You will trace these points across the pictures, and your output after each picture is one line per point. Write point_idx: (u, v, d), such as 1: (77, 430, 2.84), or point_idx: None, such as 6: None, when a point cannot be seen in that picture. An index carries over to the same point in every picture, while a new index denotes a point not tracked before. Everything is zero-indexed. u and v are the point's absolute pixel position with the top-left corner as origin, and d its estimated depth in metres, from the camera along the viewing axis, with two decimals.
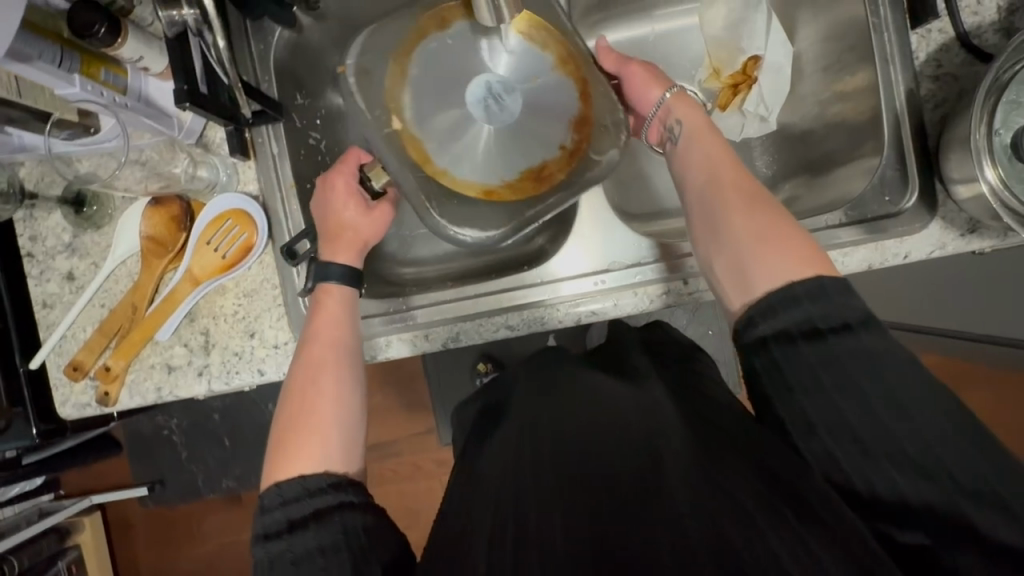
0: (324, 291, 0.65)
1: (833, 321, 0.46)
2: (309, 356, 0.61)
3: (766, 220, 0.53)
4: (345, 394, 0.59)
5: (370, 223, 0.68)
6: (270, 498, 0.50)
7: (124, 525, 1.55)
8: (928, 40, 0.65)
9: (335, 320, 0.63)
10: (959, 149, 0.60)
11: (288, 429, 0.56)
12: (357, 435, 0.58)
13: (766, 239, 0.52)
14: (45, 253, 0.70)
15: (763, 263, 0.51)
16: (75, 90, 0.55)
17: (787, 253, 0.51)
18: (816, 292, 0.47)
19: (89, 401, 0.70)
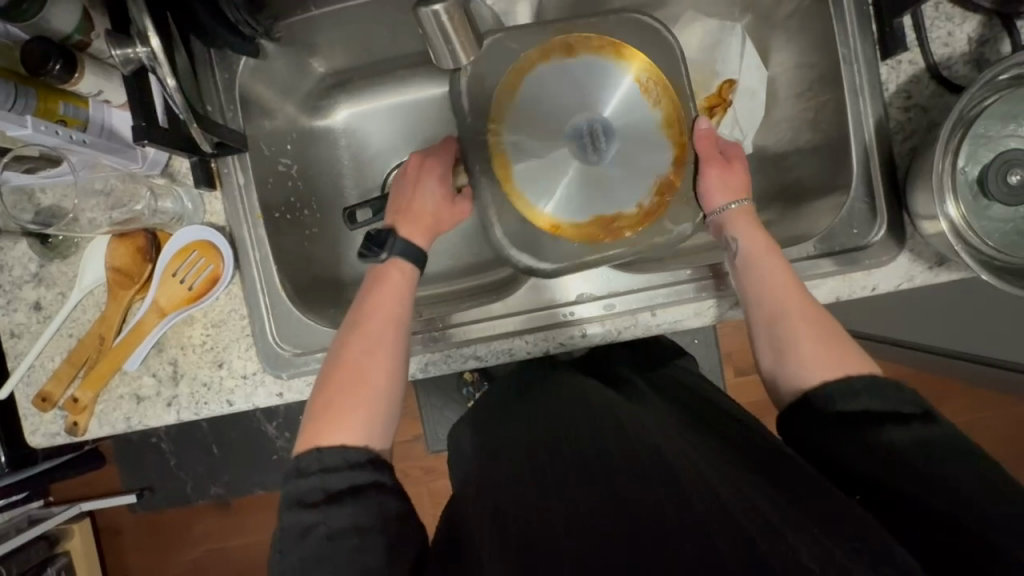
0: (394, 265, 0.64)
1: (891, 412, 0.49)
2: (366, 326, 0.60)
3: (833, 346, 0.54)
4: (398, 371, 0.59)
5: (443, 210, 0.69)
6: (309, 461, 0.52)
7: (113, 531, 1.56)
8: (899, 71, 0.65)
9: (398, 293, 0.62)
10: (923, 184, 0.59)
11: (335, 394, 0.56)
12: (396, 412, 0.59)
13: (830, 347, 0.54)
14: (12, 283, 0.69)
15: (821, 367, 0.54)
16: (28, 131, 0.53)
17: (842, 355, 0.54)
18: (873, 391, 0.51)
19: (57, 430, 0.69)
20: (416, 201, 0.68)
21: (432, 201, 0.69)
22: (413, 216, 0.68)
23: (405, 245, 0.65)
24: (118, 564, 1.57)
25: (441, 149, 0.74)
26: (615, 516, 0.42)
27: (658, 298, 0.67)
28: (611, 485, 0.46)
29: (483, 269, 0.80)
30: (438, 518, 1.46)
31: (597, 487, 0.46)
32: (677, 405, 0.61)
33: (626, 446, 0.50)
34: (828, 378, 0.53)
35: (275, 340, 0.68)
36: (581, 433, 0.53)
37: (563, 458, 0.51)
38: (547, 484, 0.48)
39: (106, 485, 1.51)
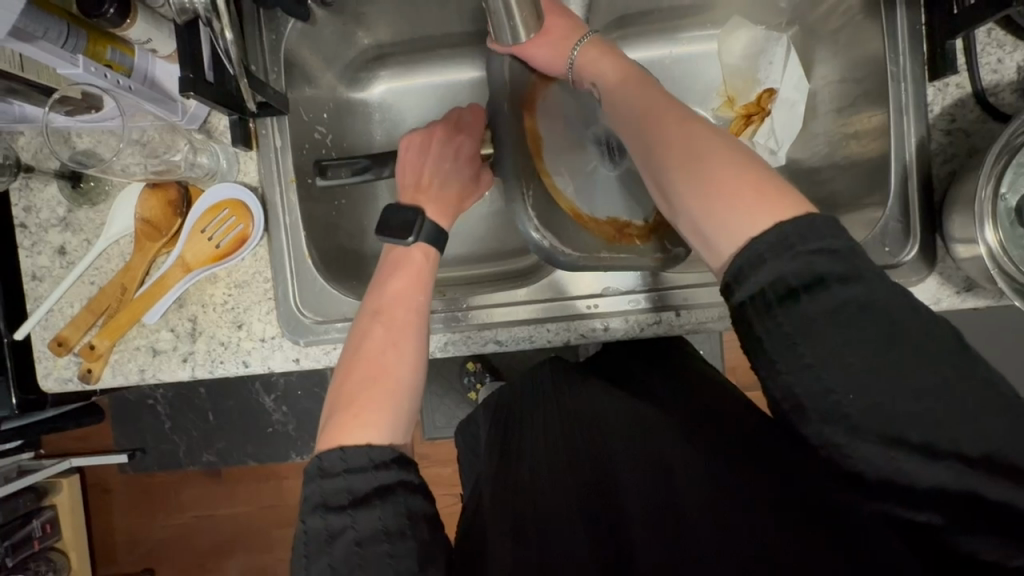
0: (419, 248, 0.64)
1: (831, 272, 0.42)
2: (389, 317, 0.60)
3: (713, 174, 0.48)
4: (421, 365, 0.58)
5: (467, 186, 0.69)
6: (332, 461, 0.49)
7: (102, 489, 1.55)
8: (944, 94, 0.65)
9: (420, 278, 0.62)
10: (962, 208, 0.59)
11: (360, 392, 0.55)
12: (416, 410, 0.58)
13: (714, 179, 0.47)
14: (38, 225, 0.69)
15: (739, 202, 0.46)
16: (79, 71, 0.54)
17: (749, 189, 0.46)
18: (799, 234, 0.43)
19: (70, 376, 0.69)
20: (434, 175, 0.68)
21: (456, 176, 0.69)
22: (433, 193, 0.67)
23: (433, 231, 0.65)
24: (104, 522, 1.57)
25: (471, 118, 0.72)
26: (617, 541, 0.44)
27: (681, 298, 0.67)
28: (616, 500, 0.47)
29: (511, 255, 0.80)
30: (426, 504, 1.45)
31: (605, 506, 0.46)
32: (691, 393, 0.61)
33: (625, 445, 0.51)
34: (747, 223, 0.45)
35: (297, 305, 0.68)
36: (604, 435, 0.54)
37: (572, 465, 0.52)
38: (554, 494, 0.49)
39: (98, 442, 1.50)
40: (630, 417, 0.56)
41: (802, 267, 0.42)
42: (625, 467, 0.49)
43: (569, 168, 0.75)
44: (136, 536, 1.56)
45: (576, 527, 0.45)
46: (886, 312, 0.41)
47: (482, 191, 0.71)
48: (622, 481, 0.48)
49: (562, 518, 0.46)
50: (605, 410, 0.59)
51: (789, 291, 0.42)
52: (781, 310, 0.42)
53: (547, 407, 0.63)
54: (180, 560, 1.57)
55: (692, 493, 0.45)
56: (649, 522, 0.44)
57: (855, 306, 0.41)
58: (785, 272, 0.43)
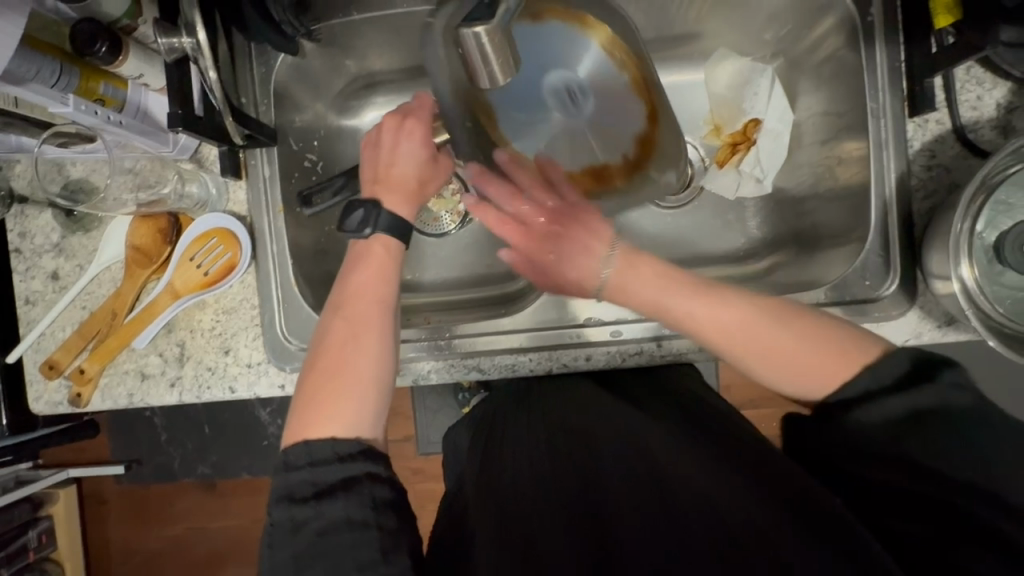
0: (379, 240, 0.60)
1: (876, 386, 0.47)
2: (352, 306, 0.57)
3: (786, 344, 0.51)
4: (387, 356, 0.56)
5: (428, 171, 0.64)
6: (297, 455, 0.49)
7: (98, 499, 1.56)
8: (925, 130, 0.65)
9: (388, 263, 0.59)
10: (938, 245, 0.60)
11: (324, 383, 0.54)
12: (387, 396, 0.55)
13: (783, 354, 0.51)
14: (32, 250, 0.71)
15: (811, 366, 0.50)
16: (68, 109, 0.56)
17: (816, 350, 0.50)
18: (877, 384, 0.47)
19: (61, 399, 0.70)
20: (395, 163, 0.63)
21: (413, 163, 0.63)
22: (394, 183, 0.62)
23: (391, 221, 0.61)
24: (99, 533, 1.57)
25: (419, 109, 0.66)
26: (600, 541, 0.43)
27: (663, 329, 0.68)
28: (603, 509, 0.46)
29: (498, 280, 0.81)
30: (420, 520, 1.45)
31: (585, 513, 0.46)
32: (673, 409, 0.60)
33: (614, 463, 0.51)
34: (829, 382, 0.50)
35: (283, 332, 0.69)
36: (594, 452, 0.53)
37: (551, 477, 0.51)
38: (533, 506, 0.48)
39: (96, 453, 1.51)
40: (615, 433, 0.56)
41: (897, 391, 0.46)
42: (607, 484, 0.49)
43: (528, 122, 0.69)
44: (131, 547, 1.57)
45: (559, 536, 0.44)
46: (943, 411, 0.44)
47: (445, 170, 0.66)
48: (603, 494, 0.47)
49: (542, 524, 0.45)
50: (596, 426, 0.57)
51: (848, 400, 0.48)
52: (859, 407, 0.47)
53: (538, 417, 0.62)
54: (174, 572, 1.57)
55: (678, 504, 0.44)
56: (633, 526, 0.43)
57: (906, 412, 0.45)
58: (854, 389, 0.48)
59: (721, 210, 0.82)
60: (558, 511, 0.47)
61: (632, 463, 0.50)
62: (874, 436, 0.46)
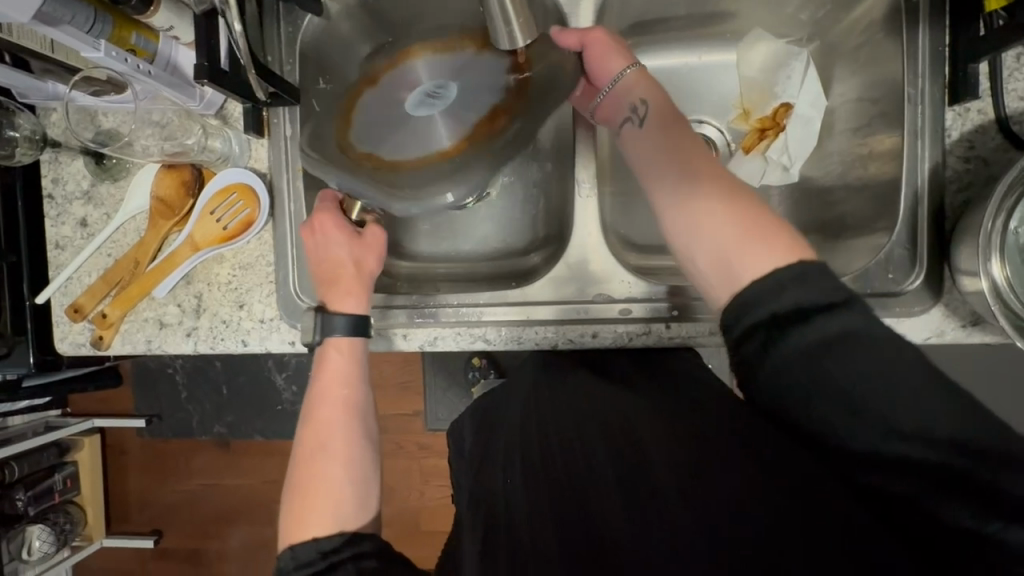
0: (331, 346, 0.63)
1: (796, 308, 0.47)
2: (317, 416, 0.61)
3: (722, 208, 0.55)
4: (355, 456, 0.60)
5: (362, 251, 0.66)
6: (286, 560, 0.53)
7: (119, 450, 1.63)
8: (965, 119, 0.62)
9: (351, 360, 0.63)
10: (969, 240, 0.57)
11: (302, 494, 0.57)
12: (362, 493, 0.58)
13: (723, 227, 0.54)
14: (64, 197, 0.74)
15: (736, 237, 0.53)
16: (100, 54, 0.56)
17: (740, 219, 0.53)
18: (796, 278, 0.48)
19: (84, 341, 0.73)
20: (333, 256, 0.65)
21: (347, 252, 0.65)
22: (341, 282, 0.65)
23: (350, 322, 0.63)
24: (118, 483, 1.64)
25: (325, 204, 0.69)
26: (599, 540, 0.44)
27: (674, 310, 0.67)
28: (595, 506, 0.47)
29: (511, 256, 0.81)
30: (425, 494, 1.47)
31: (577, 508, 0.47)
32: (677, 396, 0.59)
33: (608, 458, 0.51)
34: (756, 262, 0.51)
35: (296, 290, 0.70)
36: (587, 439, 0.54)
37: (541, 478, 0.52)
38: (525, 509, 0.49)
39: (119, 405, 1.57)
40: (606, 424, 0.56)
41: (819, 295, 0.47)
42: (599, 478, 0.49)
43: (405, 140, 0.63)
44: (148, 499, 1.63)
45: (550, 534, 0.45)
46: (859, 333, 0.45)
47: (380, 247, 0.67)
48: (597, 492, 0.48)
49: (533, 522, 0.47)
50: (597, 416, 0.57)
51: (775, 319, 0.48)
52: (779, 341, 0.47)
53: (542, 407, 0.62)
54: (187, 525, 1.63)
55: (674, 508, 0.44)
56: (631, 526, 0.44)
57: (837, 335, 0.46)
58: (793, 301, 0.48)
59: None
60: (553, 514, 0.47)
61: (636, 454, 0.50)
62: (792, 368, 0.47)
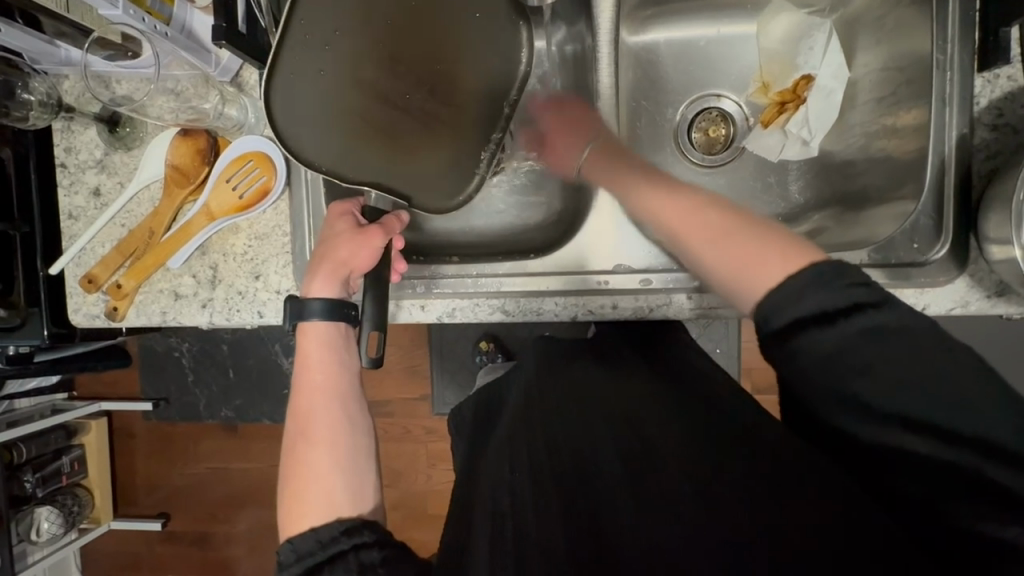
0: (306, 336, 0.60)
1: (818, 313, 0.43)
2: (298, 405, 0.58)
3: (737, 226, 0.50)
4: (338, 437, 0.57)
5: (356, 244, 0.60)
6: (286, 555, 0.50)
7: (125, 434, 1.63)
8: (994, 86, 0.62)
9: (324, 343, 0.60)
10: (998, 207, 0.56)
11: (291, 484, 0.54)
12: (359, 472, 0.56)
13: (733, 241, 0.50)
14: (77, 166, 0.73)
15: (753, 251, 0.48)
16: (118, 12, 0.55)
17: (753, 237, 0.49)
18: (797, 292, 0.44)
19: (98, 313, 0.72)
20: (328, 242, 0.61)
21: (341, 239, 0.61)
22: (340, 242, 0.60)
23: (326, 307, 0.59)
24: (125, 467, 1.64)
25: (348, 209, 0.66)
26: (606, 533, 0.42)
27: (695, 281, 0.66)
28: (597, 495, 0.45)
29: (526, 232, 0.80)
30: (431, 476, 1.47)
31: (584, 498, 0.45)
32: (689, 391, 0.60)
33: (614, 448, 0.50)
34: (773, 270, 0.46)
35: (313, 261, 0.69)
36: (588, 435, 0.52)
37: (543, 467, 0.50)
38: (531, 497, 0.47)
39: (126, 388, 1.57)
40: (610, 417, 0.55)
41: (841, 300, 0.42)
42: (607, 471, 0.47)
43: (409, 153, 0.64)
44: (154, 482, 1.64)
45: (559, 531, 0.43)
46: (886, 334, 0.41)
47: (377, 251, 0.61)
48: (606, 485, 0.46)
49: (531, 514, 0.45)
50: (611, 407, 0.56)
51: (795, 324, 0.43)
52: (805, 344, 0.43)
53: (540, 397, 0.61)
54: (194, 509, 1.63)
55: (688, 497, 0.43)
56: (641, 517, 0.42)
57: (863, 332, 0.42)
58: (816, 306, 0.43)
59: (762, 172, 0.79)
60: (556, 506, 0.45)
61: (648, 450, 0.49)
62: (812, 380, 0.43)
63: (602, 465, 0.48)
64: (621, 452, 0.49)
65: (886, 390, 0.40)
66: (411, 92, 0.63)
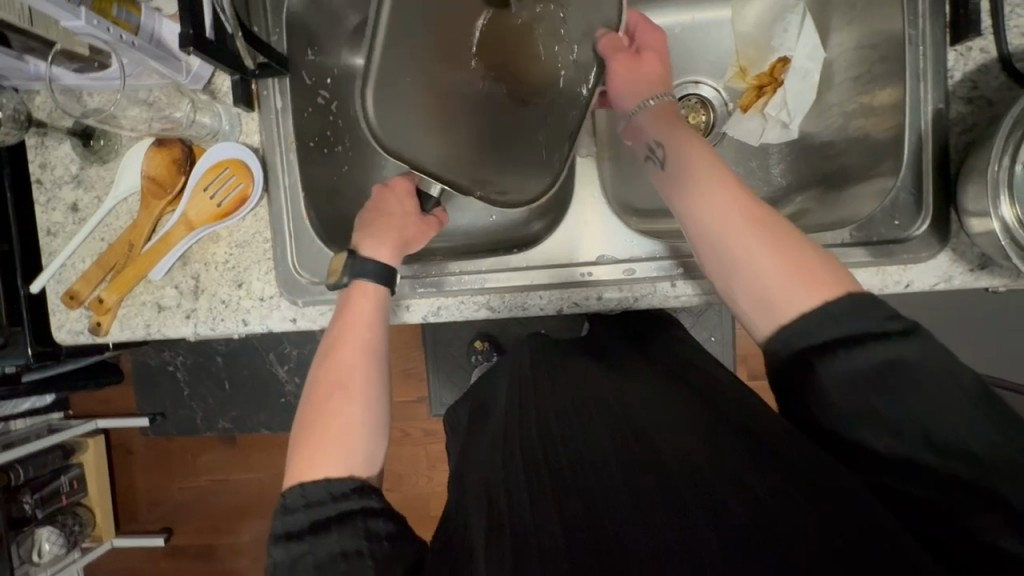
0: (359, 290, 0.61)
1: (845, 337, 0.45)
2: (335, 357, 0.58)
3: (784, 250, 0.50)
4: (375, 401, 0.57)
5: (419, 222, 0.66)
6: (293, 497, 0.50)
7: (124, 450, 1.62)
8: (967, 58, 0.61)
9: (373, 305, 0.60)
10: (976, 179, 0.56)
11: (311, 433, 0.54)
12: (376, 440, 0.56)
13: (775, 264, 0.49)
14: (53, 181, 0.72)
15: (792, 281, 0.48)
16: (79, 23, 0.54)
17: (792, 260, 0.49)
18: (826, 322, 0.46)
19: (81, 329, 0.72)
20: (391, 211, 0.65)
21: (404, 210, 0.65)
22: (383, 226, 0.64)
23: (381, 270, 0.61)
24: (125, 483, 1.63)
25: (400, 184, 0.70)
26: (597, 519, 0.41)
27: (678, 268, 0.67)
28: (589, 485, 0.44)
29: (511, 229, 0.79)
30: (433, 478, 1.46)
31: (576, 487, 0.44)
32: (679, 381, 0.60)
33: (612, 440, 0.49)
34: (806, 300, 0.47)
35: (295, 267, 0.69)
36: (582, 431, 0.52)
37: (538, 461, 0.49)
38: (523, 486, 0.46)
39: (122, 405, 1.57)
40: (608, 410, 0.54)
41: (871, 327, 0.44)
42: (602, 461, 0.47)
43: (457, 144, 0.66)
44: (155, 497, 1.63)
45: (551, 519, 0.42)
46: (919, 367, 0.42)
47: (433, 232, 0.67)
48: (597, 474, 0.45)
49: (524, 504, 0.44)
50: (608, 399, 0.56)
51: (822, 347, 0.45)
52: (831, 362, 0.45)
53: (537, 393, 0.61)
54: (196, 523, 1.63)
55: (682, 474, 0.42)
56: (635, 504, 0.41)
57: (885, 362, 0.43)
58: (843, 332, 0.45)
59: (744, 156, 0.79)
60: (551, 506, 0.43)
61: (647, 437, 0.48)
62: (834, 392, 0.44)
63: (598, 456, 0.47)
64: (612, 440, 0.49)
65: (904, 410, 0.41)
66: (473, 82, 0.67)
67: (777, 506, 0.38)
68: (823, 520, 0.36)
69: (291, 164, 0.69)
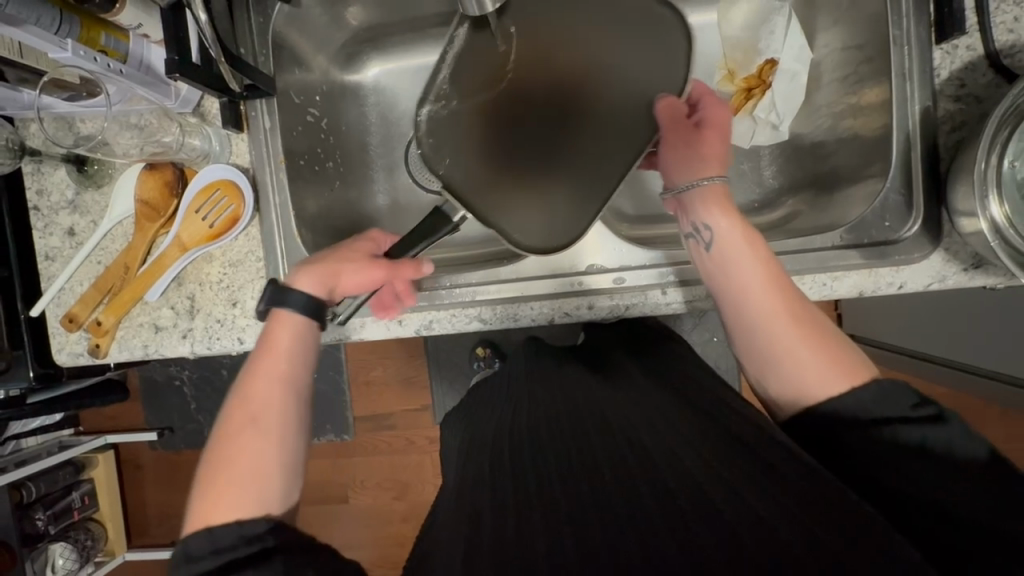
0: (278, 323, 0.58)
1: (878, 417, 0.47)
2: (246, 395, 0.55)
3: (820, 336, 0.51)
4: (290, 438, 0.54)
5: (359, 268, 0.62)
6: (197, 548, 0.46)
7: (133, 465, 1.64)
8: (953, 56, 0.61)
9: (291, 337, 0.58)
10: (964, 178, 0.55)
11: (216, 476, 0.50)
12: (292, 476, 0.53)
13: (809, 348, 0.51)
14: (49, 208, 0.73)
15: (824, 367, 0.50)
16: (68, 54, 0.56)
17: (828, 351, 0.51)
18: (859, 407, 0.48)
19: (81, 351, 0.73)
20: (348, 248, 0.64)
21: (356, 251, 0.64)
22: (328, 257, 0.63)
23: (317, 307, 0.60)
24: (135, 497, 1.65)
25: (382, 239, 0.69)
26: (590, 529, 0.41)
27: (669, 276, 0.66)
28: (588, 494, 0.44)
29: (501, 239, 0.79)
30: (438, 488, 1.46)
31: (568, 499, 0.44)
32: (673, 393, 0.60)
33: (607, 450, 0.49)
34: (833, 382, 0.49)
35: None
36: (581, 439, 0.52)
37: (531, 473, 0.49)
38: (514, 501, 0.47)
39: (131, 420, 1.58)
40: (602, 419, 0.54)
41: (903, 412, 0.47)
42: (597, 471, 0.47)
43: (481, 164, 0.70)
44: (166, 511, 1.64)
45: (540, 533, 0.42)
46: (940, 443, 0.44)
47: (367, 283, 0.63)
48: (596, 480, 0.46)
49: (513, 519, 0.44)
50: (602, 407, 0.56)
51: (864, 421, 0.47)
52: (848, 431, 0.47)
53: (533, 404, 0.61)
54: None
55: (680, 485, 0.42)
56: (629, 513, 0.41)
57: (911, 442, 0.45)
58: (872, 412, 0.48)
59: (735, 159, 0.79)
60: (540, 519, 0.43)
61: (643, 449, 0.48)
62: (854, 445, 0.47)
63: (591, 467, 0.47)
64: (606, 449, 0.49)
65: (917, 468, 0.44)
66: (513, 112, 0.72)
67: (773, 517, 0.38)
68: (820, 532, 0.36)
69: (283, 185, 0.70)
